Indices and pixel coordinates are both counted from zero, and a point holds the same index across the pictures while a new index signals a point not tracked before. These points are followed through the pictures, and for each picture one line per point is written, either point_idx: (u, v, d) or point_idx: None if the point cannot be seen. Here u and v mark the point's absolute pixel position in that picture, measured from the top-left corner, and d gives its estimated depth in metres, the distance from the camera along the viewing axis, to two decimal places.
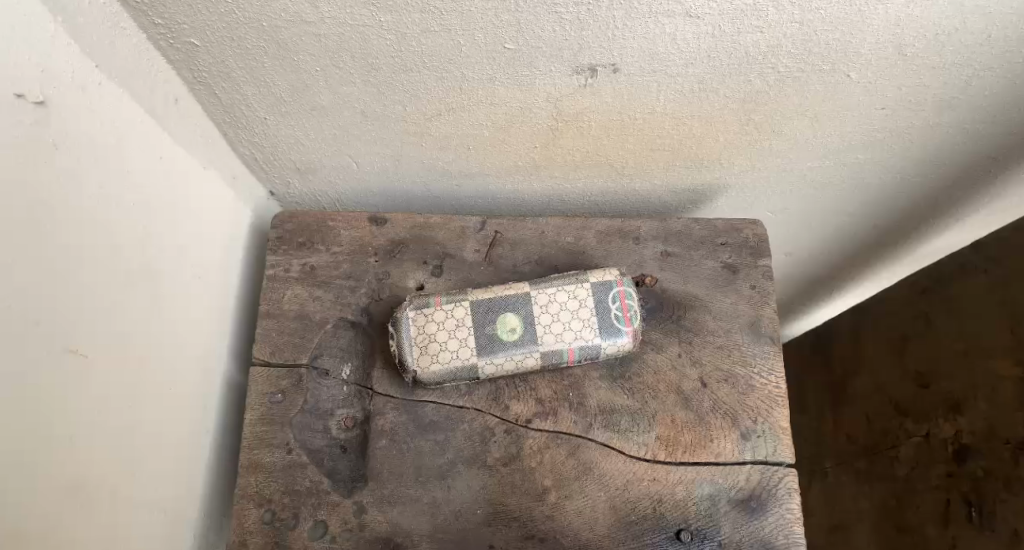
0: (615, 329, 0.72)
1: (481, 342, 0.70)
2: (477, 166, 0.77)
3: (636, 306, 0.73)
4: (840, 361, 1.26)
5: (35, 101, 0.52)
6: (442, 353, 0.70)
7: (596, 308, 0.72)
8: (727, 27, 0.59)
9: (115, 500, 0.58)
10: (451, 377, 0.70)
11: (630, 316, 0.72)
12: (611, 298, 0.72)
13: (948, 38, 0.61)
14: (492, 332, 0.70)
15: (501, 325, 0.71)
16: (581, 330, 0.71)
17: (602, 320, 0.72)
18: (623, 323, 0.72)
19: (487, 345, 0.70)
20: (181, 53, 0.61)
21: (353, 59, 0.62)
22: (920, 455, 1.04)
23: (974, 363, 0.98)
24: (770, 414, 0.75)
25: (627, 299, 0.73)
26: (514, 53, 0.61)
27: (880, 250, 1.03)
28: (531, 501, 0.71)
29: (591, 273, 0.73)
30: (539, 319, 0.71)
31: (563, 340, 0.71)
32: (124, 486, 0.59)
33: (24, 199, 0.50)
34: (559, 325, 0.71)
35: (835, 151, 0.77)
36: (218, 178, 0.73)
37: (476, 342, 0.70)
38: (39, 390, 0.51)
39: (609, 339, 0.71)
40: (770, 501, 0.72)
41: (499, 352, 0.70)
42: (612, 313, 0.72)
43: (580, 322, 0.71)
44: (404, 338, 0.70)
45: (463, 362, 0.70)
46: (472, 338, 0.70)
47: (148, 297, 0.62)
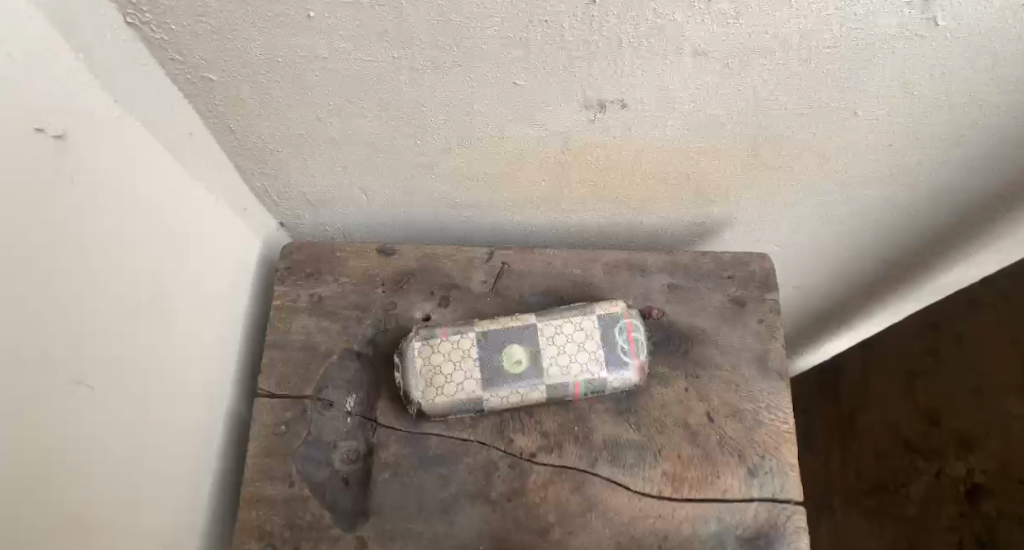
0: (622, 363, 0.71)
1: (485, 374, 0.70)
2: (485, 198, 0.77)
3: (643, 337, 0.73)
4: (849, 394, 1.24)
5: (55, 134, 0.52)
6: (447, 387, 0.69)
7: (602, 340, 0.71)
8: (733, 64, 0.60)
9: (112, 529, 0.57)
10: (455, 410, 0.70)
11: (637, 349, 0.72)
12: (617, 331, 0.72)
13: (953, 77, 0.62)
14: (498, 364, 0.70)
15: (507, 357, 0.70)
16: (587, 363, 0.71)
17: (608, 353, 0.71)
18: (629, 356, 0.71)
19: (493, 378, 0.70)
20: (197, 87, 0.62)
21: (365, 95, 0.63)
22: (931, 494, 1.06)
23: (983, 405, 1.04)
24: (778, 450, 0.73)
25: (633, 332, 0.72)
26: (524, 88, 0.62)
27: (890, 283, 1.01)
28: (535, 538, 0.70)
29: (597, 305, 0.73)
30: (545, 351, 0.71)
31: (569, 373, 0.70)
32: (123, 512, 0.58)
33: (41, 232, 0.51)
34: (566, 358, 0.71)
35: (843, 186, 0.77)
36: (229, 209, 0.74)
37: (483, 374, 0.70)
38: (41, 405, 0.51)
39: (616, 373, 0.71)
40: (778, 540, 0.71)
41: (504, 385, 0.70)
42: (618, 347, 0.71)
43: (586, 355, 0.71)
44: (410, 371, 0.70)
45: (470, 395, 0.70)
46: (479, 370, 0.70)
47: (157, 328, 0.63)
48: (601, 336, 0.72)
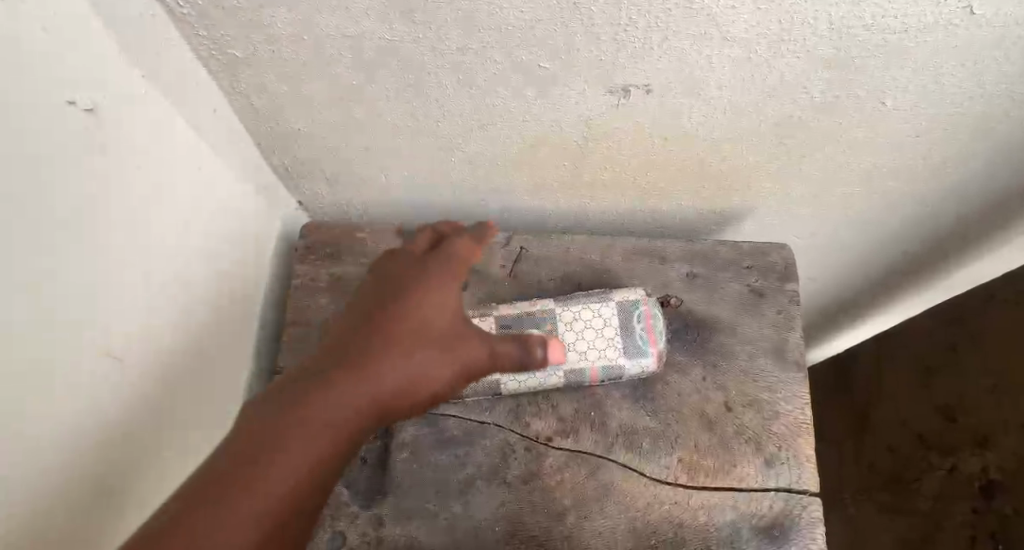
0: (640, 350, 0.72)
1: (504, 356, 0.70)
2: (505, 183, 0.77)
3: (661, 323, 0.73)
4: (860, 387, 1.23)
5: (85, 108, 0.53)
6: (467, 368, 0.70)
7: (620, 326, 0.72)
8: (763, 51, 0.59)
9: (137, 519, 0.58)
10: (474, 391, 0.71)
11: (655, 335, 0.73)
12: (635, 318, 0.73)
13: (986, 67, 0.61)
14: None
15: (526, 341, 0.71)
16: (605, 350, 0.72)
17: (626, 340, 0.72)
18: (647, 344, 0.72)
19: (512, 360, 0.70)
20: (222, 64, 0.62)
21: (391, 75, 0.63)
22: (945, 489, 1.04)
23: (1003, 401, 1.00)
24: (796, 441, 0.73)
25: (652, 320, 0.73)
26: (550, 72, 0.62)
27: (910, 278, 1.01)
28: (550, 521, 0.70)
29: (616, 292, 0.74)
30: (564, 337, 0.72)
31: (587, 358, 0.72)
32: (144, 496, 0.59)
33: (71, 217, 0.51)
34: (585, 344, 0.72)
35: (866, 176, 0.76)
36: (250, 187, 0.74)
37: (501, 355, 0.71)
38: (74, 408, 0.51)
39: (634, 360, 0.72)
40: (793, 531, 0.70)
41: (523, 368, 0.71)
42: (637, 334, 0.72)
43: (605, 342, 0.72)
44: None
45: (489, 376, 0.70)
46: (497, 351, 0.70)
47: (179, 304, 0.63)
48: (619, 323, 0.73)
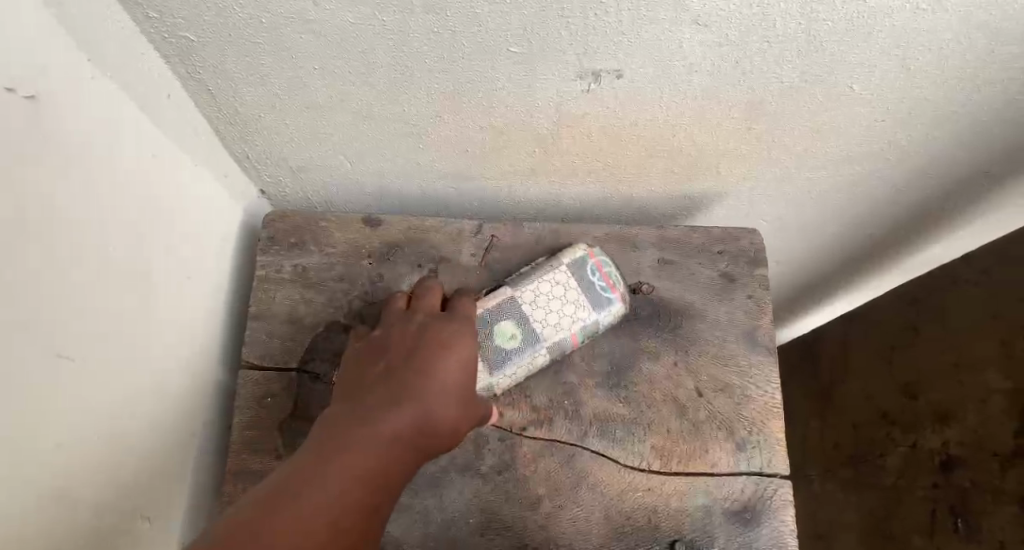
0: (607, 296, 0.73)
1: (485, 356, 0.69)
2: (475, 169, 0.76)
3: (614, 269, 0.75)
4: (828, 367, 1.26)
5: (27, 95, 0.50)
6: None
7: (580, 286, 0.72)
8: (734, 36, 0.58)
9: (97, 519, 0.56)
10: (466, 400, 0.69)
11: (614, 280, 0.74)
12: (589, 272, 0.73)
13: (951, 52, 0.61)
14: (494, 344, 0.69)
15: (500, 334, 0.70)
16: (576, 312, 0.71)
17: (592, 297, 0.72)
18: (611, 290, 0.73)
19: (497, 358, 0.69)
20: (176, 47, 0.59)
21: (354, 60, 0.60)
22: (907, 466, 1.04)
23: (962, 378, 0.98)
24: (766, 425, 0.74)
25: (604, 268, 0.74)
26: (520, 56, 0.60)
27: (872, 258, 1.02)
28: (525, 511, 0.70)
29: (564, 255, 0.74)
30: (534, 315, 0.71)
31: (563, 328, 0.71)
32: (109, 502, 0.57)
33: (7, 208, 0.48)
34: (556, 314, 0.71)
35: (834, 161, 0.76)
36: (209, 176, 0.72)
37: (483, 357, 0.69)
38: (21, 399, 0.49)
39: (604, 309, 0.72)
40: (764, 513, 0.71)
41: (506, 361, 0.69)
42: (598, 287, 0.73)
43: (572, 305, 0.72)
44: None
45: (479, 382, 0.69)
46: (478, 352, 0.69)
47: (137, 299, 0.61)
48: (576, 280, 0.73)
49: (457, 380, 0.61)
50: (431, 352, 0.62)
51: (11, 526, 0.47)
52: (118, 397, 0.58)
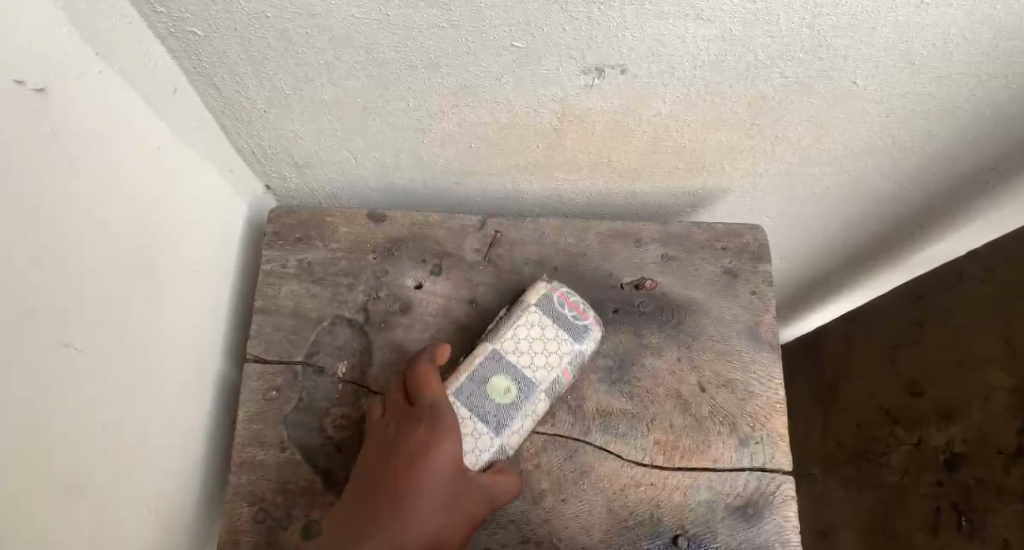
0: (581, 324, 0.72)
1: (484, 419, 0.68)
2: (478, 164, 0.76)
3: (575, 295, 0.73)
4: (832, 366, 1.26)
5: (35, 88, 0.50)
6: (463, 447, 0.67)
7: (553, 323, 0.71)
8: (736, 30, 0.58)
9: (96, 526, 0.55)
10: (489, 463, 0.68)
11: (579, 306, 0.72)
12: (558, 306, 0.72)
13: (954, 47, 0.61)
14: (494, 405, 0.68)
15: (497, 391, 0.68)
16: (559, 347, 0.70)
17: (568, 329, 0.71)
18: (583, 318, 0.72)
19: (502, 418, 0.68)
20: (182, 42, 0.59)
21: (359, 54, 0.61)
22: (910, 463, 1.04)
23: (967, 375, 0.98)
24: (769, 421, 0.74)
25: (570, 297, 0.72)
26: (523, 51, 0.60)
27: (876, 255, 1.02)
28: (527, 505, 0.70)
29: (525, 297, 0.72)
30: (519, 364, 0.69)
31: (554, 366, 0.70)
32: (113, 494, 0.57)
33: (12, 201, 0.48)
34: (541, 356, 0.70)
35: (837, 156, 0.76)
36: (215, 170, 0.72)
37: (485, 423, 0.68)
38: (26, 401, 0.49)
39: (585, 338, 0.71)
40: (766, 508, 0.71)
41: (511, 418, 0.68)
42: (568, 319, 0.71)
43: (552, 342, 0.70)
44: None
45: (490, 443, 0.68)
46: (478, 416, 0.68)
47: (142, 292, 0.61)
48: (546, 320, 0.71)
49: (452, 473, 0.64)
50: (424, 448, 0.63)
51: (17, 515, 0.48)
52: (122, 394, 0.59)
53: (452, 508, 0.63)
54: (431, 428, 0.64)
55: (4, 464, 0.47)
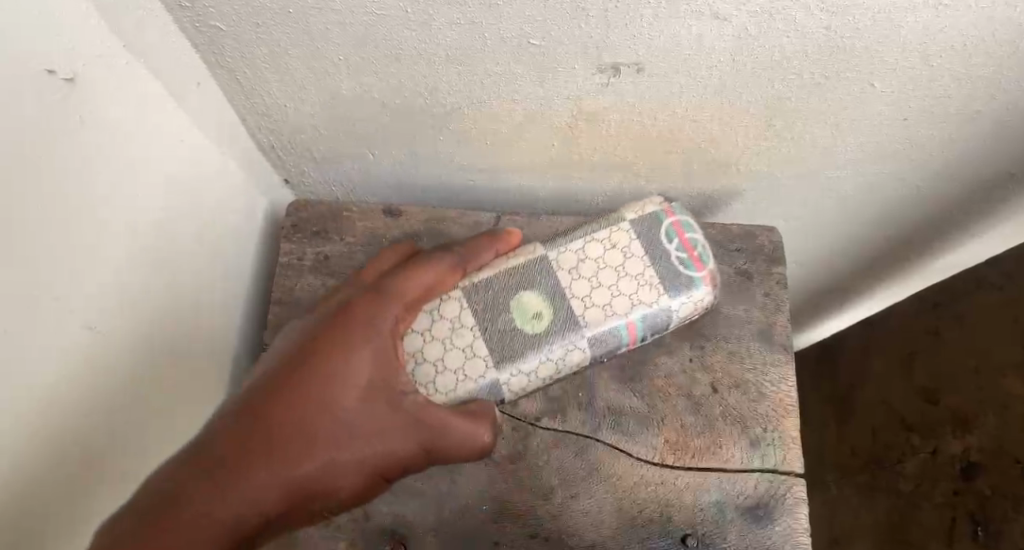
0: (688, 273, 0.71)
1: (498, 350, 0.69)
2: (495, 161, 0.77)
3: (705, 246, 0.73)
4: (847, 372, 1.26)
5: (65, 77, 0.51)
6: (446, 371, 0.67)
7: (654, 252, 0.71)
8: (753, 30, 0.58)
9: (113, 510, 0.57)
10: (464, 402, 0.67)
11: (699, 258, 0.72)
12: (670, 236, 0.72)
13: (973, 49, 0.61)
14: (521, 325, 0.69)
15: (533, 314, 0.69)
16: (644, 294, 0.70)
17: (672, 273, 0.71)
18: (692, 266, 0.71)
19: (525, 349, 0.69)
20: (206, 37, 0.60)
21: (378, 50, 0.61)
22: (925, 472, 1.04)
23: (984, 383, 0.97)
24: (781, 422, 0.74)
25: (686, 234, 0.72)
26: (539, 49, 0.61)
27: (892, 260, 1.01)
28: (537, 500, 0.70)
29: (630, 212, 0.73)
30: (586, 290, 0.70)
31: (620, 314, 0.70)
32: (128, 478, 0.59)
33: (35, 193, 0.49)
34: (614, 294, 0.70)
35: (854, 159, 0.76)
36: (235, 163, 0.74)
37: (490, 350, 0.69)
38: (58, 418, 0.51)
39: (682, 296, 0.71)
40: (776, 510, 0.71)
41: (532, 354, 0.69)
42: (678, 261, 0.71)
43: (638, 284, 0.71)
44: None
45: (471, 384, 0.67)
46: (500, 341, 0.69)
47: (161, 280, 0.62)
48: (655, 250, 0.72)
49: (359, 397, 0.59)
50: (333, 354, 0.59)
51: (39, 495, 0.49)
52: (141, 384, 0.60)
53: (386, 433, 0.60)
54: (370, 340, 0.60)
55: (30, 446, 0.49)
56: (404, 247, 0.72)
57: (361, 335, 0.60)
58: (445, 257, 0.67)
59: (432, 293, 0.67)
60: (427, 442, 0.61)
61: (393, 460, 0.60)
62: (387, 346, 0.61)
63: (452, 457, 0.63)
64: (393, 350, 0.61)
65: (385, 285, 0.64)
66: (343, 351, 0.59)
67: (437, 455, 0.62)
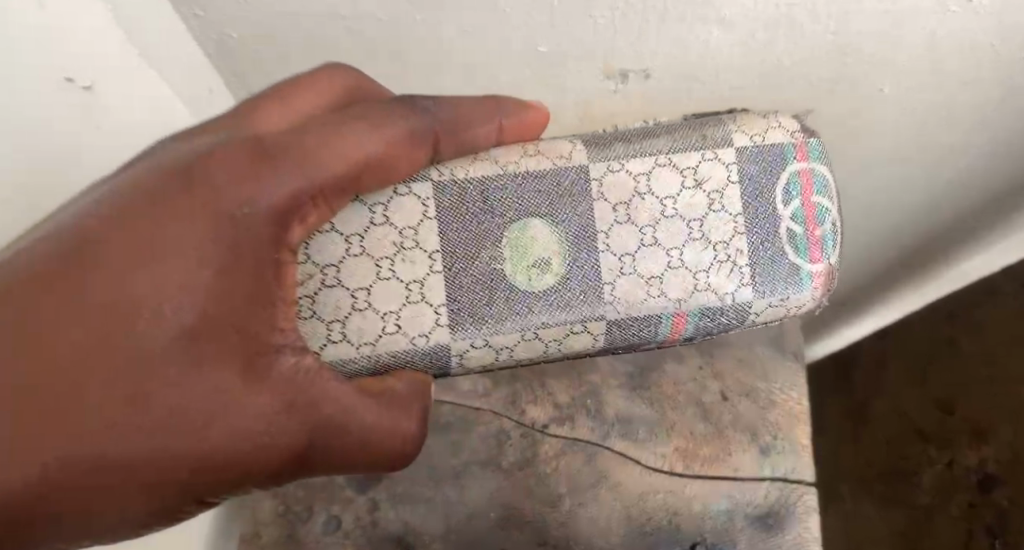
0: (796, 257, 0.52)
1: (461, 310, 0.50)
2: None
3: (833, 229, 0.53)
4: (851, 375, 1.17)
5: (83, 85, 0.52)
6: (370, 308, 0.50)
7: (763, 214, 0.52)
8: (760, 35, 0.58)
9: None
10: (377, 368, 0.50)
11: (820, 243, 0.53)
12: (790, 193, 0.52)
13: (984, 53, 0.60)
14: (517, 279, 0.50)
15: (536, 264, 0.50)
16: (716, 279, 0.51)
17: (770, 253, 0.52)
18: (804, 253, 0.52)
19: (512, 315, 0.51)
20: (220, 47, 0.61)
21: (388, 57, 0.62)
22: (942, 482, 1.05)
23: (1000, 396, 1.02)
24: (792, 429, 0.73)
25: (813, 196, 0.52)
26: (547, 55, 0.61)
27: (912, 266, 0.96)
28: (545, 507, 0.70)
29: (740, 135, 0.52)
30: (634, 247, 0.51)
31: (676, 299, 0.51)
32: None
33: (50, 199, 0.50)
34: (671, 262, 0.51)
35: (864, 165, 0.76)
36: None
37: (448, 299, 0.50)
38: None
39: (768, 288, 0.52)
40: (788, 518, 0.70)
41: (510, 322, 0.51)
42: (789, 236, 0.52)
43: (710, 262, 0.51)
44: (303, 289, 0.49)
45: (401, 341, 0.50)
46: (478, 296, 0.50)
47: None
48: (760, 205, 0.52)
49: (218, 274, 0.42)
50: (189, 208, 0.41)
51: None
52: None
53: (228, 417, 0.42)
54: (242, 222, 0.42)
55: None
56: (372, 85, 0.50)
57: (223, 218, 0.42)
58: (406, 117, 0.47)
59: (381, 168, 0.47)
60: (303, 433, 0.44)
61: (239, 461, 0.42)
62: (277, 231, 0.43)
63: (344, 449, 0.45)
64: (277, 257, 0.44)
65: (281, 144, 0.43)
66: (199, 237, 0.42)
67: (316, 445, 0.45)
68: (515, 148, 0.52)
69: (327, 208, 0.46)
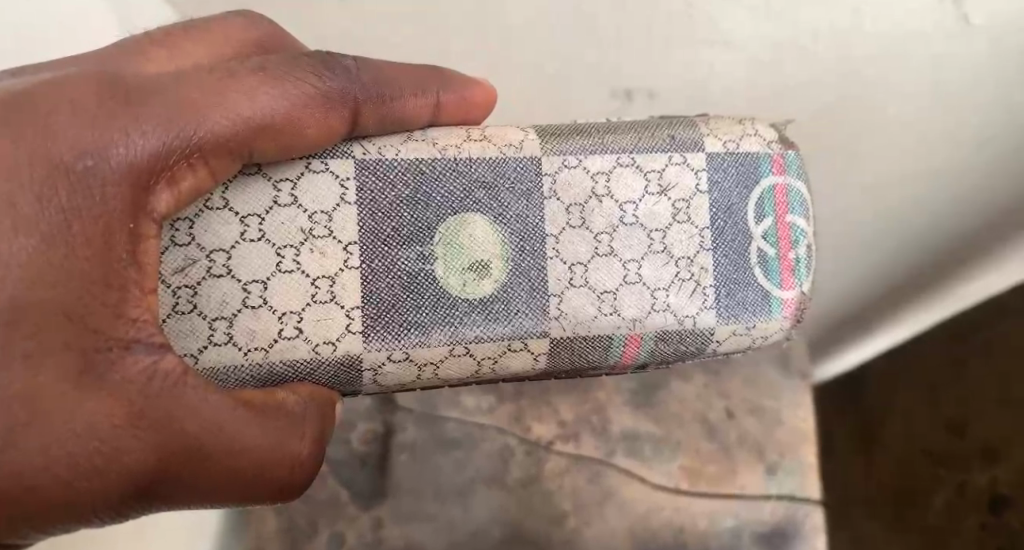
0: (766, 281, 0.44)
1: (378, 312, 0.40)
2: None
3: (807, 253, 0.45)
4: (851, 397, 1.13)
5: None
6: (266, 306, 0.39)
7: (729, 221, 0.43)
8: (765, 56, 0.59)
9: None
10: (268, 381, 0.40)
11: (794, 269, 0.44)
12: (761, 201, 0.44)
13: (987, 74, 0.61)
14: (445, 286, 0.41)
15: (466, 269, 0.41)
16: (682, 300, 0.43)
17: (738, 271, 0.44)
18: (777, 274, 0.44)
19: (439, 324, 0.41)
20: None
21: None
22: (953, 504, 1.04)
23: (1013, 417, 1.00)
24: (797, 448, 0.73)
25: (787, 201, 0.44)
26: (553, 76, 0.62)
27: (918, 282, 0.92)
28: (550, 524, 0.70)
29: (710, 138, 0.44)
30: (587, 256, 0.42)
31: (627, 321, 0.43)
32: None
33: None
34: (628, 276, 0.42)
35: (869, 185, 0.76)
36: None
37: (361, 315, 0.40)
38: None
39: (735, 314, 0.44)
40: (795, 536, 0.70)
41: (436, 334, 0.41)
42: (760, 256, 0.44)
43: (670, 275, 0.43)
44: (181, 277, 0.38)
45: (302, 352, 0.40)
46: (397, 300, 0.40)
47: None
48: (733, 219, 0.44)
49: (39, 240, 0.30)
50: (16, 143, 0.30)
51: None
52: None
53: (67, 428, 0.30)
54: (69, 171, 0.30)
55: None
56: (286, 37, 0.41)
57: (39, 159, 0.30)
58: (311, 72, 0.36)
59: (266, 123, 0.35)
60: (144, 459, 0.32)
61: (68, 496, 0.30)
62: (131, 196, 0.32)
63: (208, 481, 0.33)
64: (114, 216, 0.31)
65: (149, 83, 0.33)
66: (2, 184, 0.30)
67: (164, 474, 0.32)
68: (457, 130, 0.42)
69: (209, 172, 0.35)
